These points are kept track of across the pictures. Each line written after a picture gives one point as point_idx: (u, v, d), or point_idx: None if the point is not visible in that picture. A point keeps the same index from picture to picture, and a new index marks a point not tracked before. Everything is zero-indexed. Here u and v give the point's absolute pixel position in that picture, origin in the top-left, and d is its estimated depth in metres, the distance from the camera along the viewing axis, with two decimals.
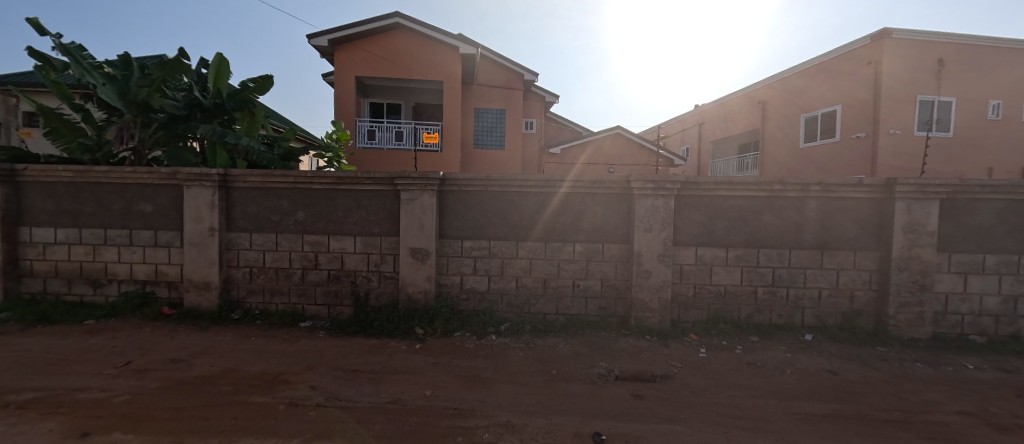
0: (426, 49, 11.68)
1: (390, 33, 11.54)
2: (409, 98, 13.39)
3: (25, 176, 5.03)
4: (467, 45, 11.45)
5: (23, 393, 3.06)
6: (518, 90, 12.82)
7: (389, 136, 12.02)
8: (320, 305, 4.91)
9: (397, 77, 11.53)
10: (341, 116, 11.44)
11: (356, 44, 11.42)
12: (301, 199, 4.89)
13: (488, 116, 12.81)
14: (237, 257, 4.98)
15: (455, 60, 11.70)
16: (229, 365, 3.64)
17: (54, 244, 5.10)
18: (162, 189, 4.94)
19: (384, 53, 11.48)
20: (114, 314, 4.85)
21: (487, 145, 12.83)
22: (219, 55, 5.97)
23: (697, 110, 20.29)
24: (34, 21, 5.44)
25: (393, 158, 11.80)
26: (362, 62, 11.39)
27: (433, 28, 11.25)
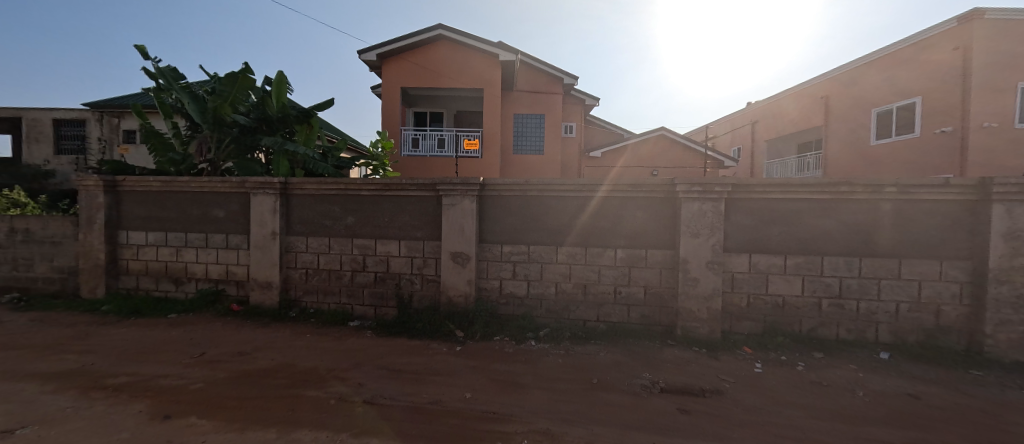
0: (468, 58, 11.94)
1: (433, 45, 11.91)
2: (454, 106, 13.71)
3: (124, 186, 5.75)
4: (508, 52, 11.57)
5: (119, 377, 3.49)
6: (557, 94, 12.75)
7: (432, 144, 12.36)
8: (367, 306, 5.14)
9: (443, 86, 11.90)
10: (387, 126, 11.98)
11: (401, 57, 11.91)
12: (351, 205, 5.17)
13: (527, 121, 12.87)
14: (295, 259, 5.34)
15: (495, 67, 11.88)
16: (286, 359, 3.92)
17: (145, 245, 5.76)
18: (232, 197, 5.43)
19: (427, 64, 11.87)
20: (192, 310, 5.39)
21: (526, 150, 12.86)
22: (280, 72, 6.48)
23: (748, 108, 19.15)
24: (141, 47, 6.24)
25: (435, 165, 12.17)
26: (408, 74, 11.88)
27: (474, 37, 11.46)
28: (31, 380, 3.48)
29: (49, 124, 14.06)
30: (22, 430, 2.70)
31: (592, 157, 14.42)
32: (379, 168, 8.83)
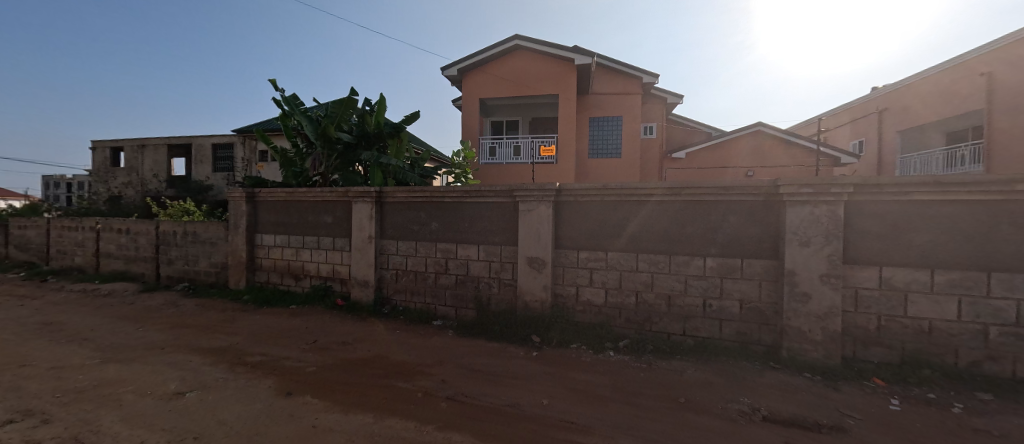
0: (544, 66, 11.82)
1: (511, 56, 12.07)
2: (531, 113, 13.72)
3: (259, 196, 6.84)
4: (582, 55, 11.11)
5: (254, 357, 4.15)
6: (636, 94, 12.03)
7: (508, 152, 12.48)
8: (449, 306, 5.40)
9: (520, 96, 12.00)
10: (466, 136, 12.40)
11: (480, 70, 12.30)
12: (435, 211, 5.49)
13: (605, 125, 12.36)
14: (387, 261, 5.82)
15: (570, 73, 11.51)
16: (380, 352, 4.30)
17: (273, 246, 6.78)
18: (338, 205, 6.14)
19: (504, 74, 12.06)
20: (308, 302, 6.21)
21: (604, 154, 12.36)
22: (381, 97, 7.17)
23: (869, 95, 16.14)
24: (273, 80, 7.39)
25: (512, 172, 12.26)
26: (487, 86, 12.22)
27: (551, 45, 11.29)
28: (194, 353, 4.31)
29: (209, 146, 17.41)
30: (188, 394, 3.36)
31: (675, 159, 13.30)
32: (459, 176, 9.18)
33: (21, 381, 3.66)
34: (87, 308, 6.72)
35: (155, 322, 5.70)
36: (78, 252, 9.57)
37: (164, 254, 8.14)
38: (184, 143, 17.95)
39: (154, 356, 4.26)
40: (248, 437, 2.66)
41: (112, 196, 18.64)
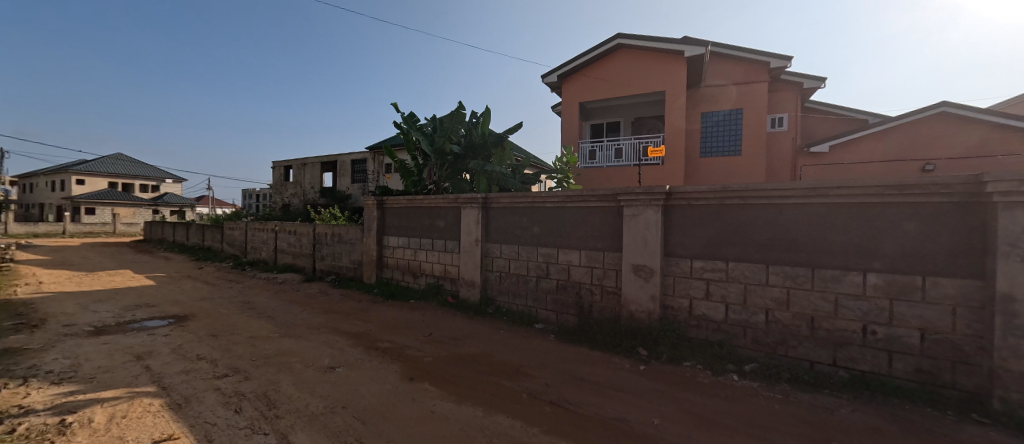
0: (648, 63, 11.10)
1: (612, 56, 11.65)
2: (636, 113, 12.87)
3: (387, 203, 7.86)
4: (695, 46, 10.21)
5: (383, 344, 4.98)
6: (762, 81, 10.43)
7: (609, 154, 11.89)
8: (550, 311, 5.39)
9: (620, 96, 11.45)
10: (566, 140, 12.27)
11: (581, 74, 12.12)
12: (537, 216, 5.57)
13: (721, 119, 11.01)
14: (491, 263, 6.05)
15: (679, 66, 10.60)
16: (486, 350, 4.50)
17: (396, 247, 7.74)
18: (449, 210, 6.70)
19: (606, 76, 11.68)
20: (423, 298, 6.92)
21: (719, 151, 10.97)
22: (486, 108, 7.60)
23: None
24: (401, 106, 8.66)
25: (616, 176, 11.65)
26: (587, 89, 11.96)
27: (657, 39, 10.63)
28: (339, 337, 5.32)
29: (348, 163, 20.20)
30: (337, 369, 4.28)
31: (813, 153, 10.96)
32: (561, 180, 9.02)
33: (232, 346, 5.15)
34: (267, 292, 8.49)
35: (311, 308, 6.98)
36: (263, 247, 12.11)
37: (317, 251, 9.78)
38: (331, 162, 21.19)
39: (313, 336, 5.41)
40: (380, 416, 3.17)
41: (280, 206, 22.84)
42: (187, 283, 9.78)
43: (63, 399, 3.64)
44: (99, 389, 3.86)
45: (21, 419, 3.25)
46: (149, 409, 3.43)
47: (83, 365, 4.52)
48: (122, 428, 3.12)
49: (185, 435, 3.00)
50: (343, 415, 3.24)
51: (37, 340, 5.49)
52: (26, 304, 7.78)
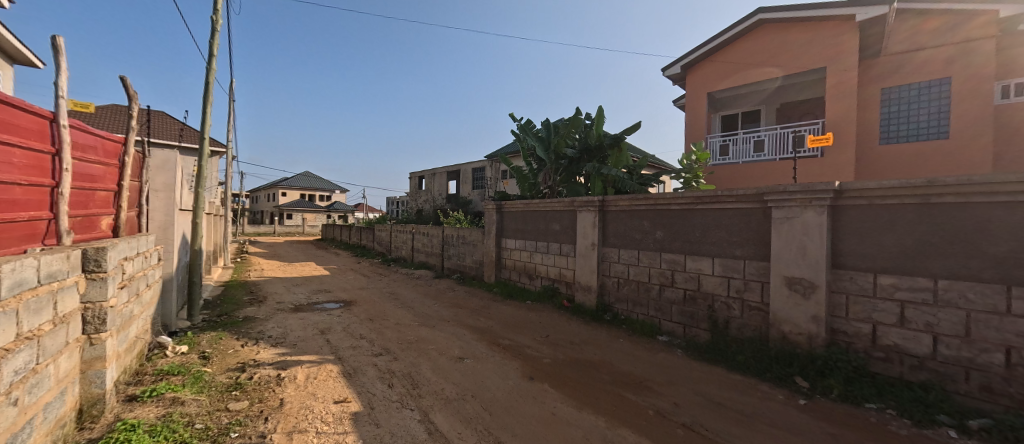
0: (801, 37, 9.46)
1: (752, 35, 10.24)
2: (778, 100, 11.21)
3: (505, 207, 8.36)
4: (874, 7, 8.30)
5: (504, 340, 5.20)
6: (987, 39, 7.81)
7: (746, 148, 10.22)
8: (676, 323, 5.00)
9: (755, 81, 10.13)
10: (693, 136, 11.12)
11: (711, 60, 10.96)
12: (661, 220, 5.26)
13: (914, 95, 8.61)
14: (608, 269, 5.95)
15: (846, 35, 8.79)
16: (606, 359, 4.37)
17: (513, 249, 8.14)
18: (565, 214, 6.84)
19: (743, 58, 10.33)
20: (539, 300, 7.12)
21: (912, 138, 8.62)
22: (601, 108, 7.46)
23: None
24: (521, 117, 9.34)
25: (756, 173, 9.90)
26: (718, 76, 10.74)
27: (814, 6, 8.94)
28: (466, 329, 5.72)
29: (470, 171, 21.64)
30: (466, 359, 4.61)
31: None
32: (690, 180, 8.12)
33: (384, 328, 5.97)
34: (405, 284, 9.64)
35: (441, 301, 7.67)
36: (404, 247, 13.80)
37: (446, 251, 10.74)
38: (453, 171, 22.96)
39: (444, 326, 5.97)
40: (505, 410, 3.42)
41: (413, 210, 25.56)
42: (347, 274, 11.65)
43: (281, 358, 4.85)
44: (302, 353, 4.99)
45: (255, 369, 4.49)
46: (329, 374, 4.32)
47: (290, 334, 5.84)
48: (314, 386, 4.05)
49: (354, 399, 3.73)
50: (472, 403, 3.58)
51: (263, 312, 7.24)
52: (252, 284, 10.31)
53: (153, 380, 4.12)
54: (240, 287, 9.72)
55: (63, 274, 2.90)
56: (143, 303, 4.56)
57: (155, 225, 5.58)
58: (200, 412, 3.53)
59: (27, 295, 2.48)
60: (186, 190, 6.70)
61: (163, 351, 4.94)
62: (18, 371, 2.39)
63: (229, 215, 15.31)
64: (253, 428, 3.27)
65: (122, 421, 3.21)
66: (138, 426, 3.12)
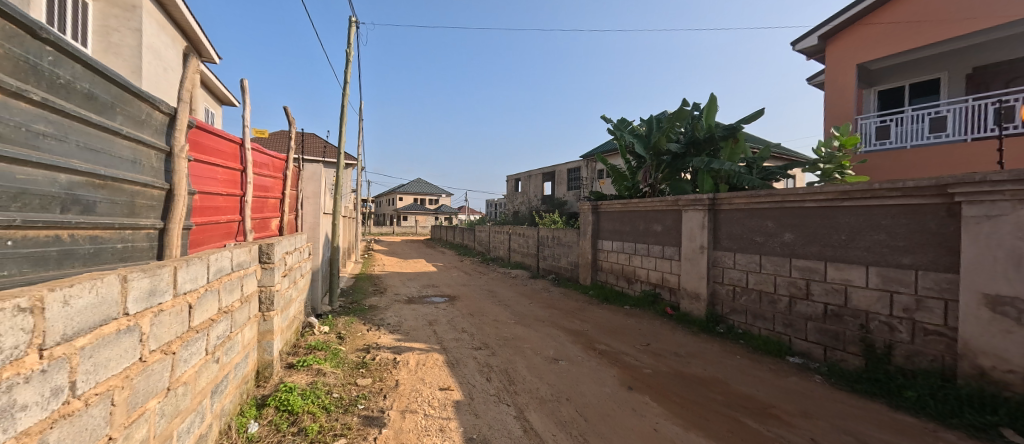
0: None
1: None
2: (970, 61, 8.84)
3: (601, 207, 8.10)
4: None
5: (601, 345, 4.96)
6: None
7: (917, 129, 8.37)
8: (812, 343, 4.31)
9: (910, 49, 8.51)
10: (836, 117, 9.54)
11: (858, 26, 9.28)
12: (790, 219, 4.62)
13: None
14: (722, 275, 5.43)
15: None
16: (720, 375, 3.92)
17: (609, 251, 7.82)
18: (668, 213, 6.40)
19: (906, 18, 8.54)
20: (638, 306, 6.71)
21: None
22: (710, 95, 6.78)
23: None
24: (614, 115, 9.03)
25: (933, 158, 8.02)
26: (869, 43, 9.05)
27: None
28: (560, 330, 5.59)
29: (565, 172, 21.51)
30: (560, 361, 4.46)
31: None
32: (829, 173, 6.79)
33: (484, 323, 6.16)
34: (503, 283, 9.87)
35: (537, 300, 7.66)
36: (501, 247, 14.25)
37: (540, 251, 10.78)
38: (548, 172, 23.03)
39: (540, 325, 5.96)
40: (601, 418, 3.22)
41: (511, 212, 26.28)
42: (450, 271, 12.40)
43: (396, 343, 5.27)
44: (413, 341, 5.35)
45: (376, 352, 4.93)
46: (436, 362, 4.55)
47: (404, 322, 6.31)
48: (423, 371, 4.28)
49: (456, 388, 3.86)
50: (567, 406, 3.44)
51: (384, 302, 7.99)
52: (375, 277, 11.56)
53: (304, 352, 4.76)
54: (366, 279, 10.95)
55: (247, 263, 3.46)
56: (298, 287, 5.33)
57: (307, 226, 6.57)
58: (337, 383, 3.97)
59: (224, 279, 2.98)
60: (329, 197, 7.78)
61: (312, 329, 5.67)
62: (219, 337, 2.89)
63: (358, 217, 17.47)
64: (375, 402, 3.61)
65: (282, 384, 3.74)
66: (294, 389, 3.58)
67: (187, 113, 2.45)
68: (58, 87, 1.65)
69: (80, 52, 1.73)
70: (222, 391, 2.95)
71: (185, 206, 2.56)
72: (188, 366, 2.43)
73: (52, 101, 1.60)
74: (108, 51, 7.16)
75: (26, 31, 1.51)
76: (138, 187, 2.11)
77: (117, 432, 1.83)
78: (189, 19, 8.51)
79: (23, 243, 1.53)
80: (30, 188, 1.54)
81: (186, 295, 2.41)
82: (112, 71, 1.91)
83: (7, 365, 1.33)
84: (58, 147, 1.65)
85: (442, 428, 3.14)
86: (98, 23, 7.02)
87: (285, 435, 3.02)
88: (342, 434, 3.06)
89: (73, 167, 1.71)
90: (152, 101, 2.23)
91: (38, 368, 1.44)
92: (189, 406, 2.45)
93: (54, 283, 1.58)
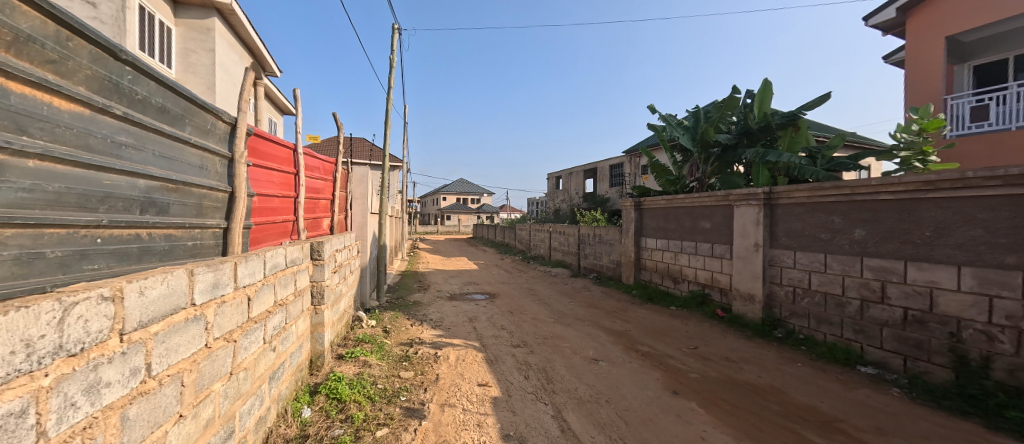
0: None
1: None
2: None
3: (644, 203, 7.83)
4: None
5: (643, 346, 4.75)
6: None
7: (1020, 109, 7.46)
8: (889, 352, 3.91)
9: (1009, 18, 7.57)
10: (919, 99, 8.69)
11: None
12: (860, 214, 4.23)
13: None
14: (780, 275, 5.06)
15: None
16: (777, 384, 3.64)
17: (653, 249, 7.55)
18: (717, 209, 6.08)
19: None
20: (685, 307, 6.41)
21: None
22: (764, 81, 6.35)
23: None
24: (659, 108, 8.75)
25: None
26: (958, 15, 8.17)
27: None
28: (601, 330, 5.42)
29: (607, 168, 21.05)
30: (601, 362, 4.32)
31: None
32: (909, 159, 6.18)
33: (524, 321, 6.12)
34: (543, 281, 9.77)
35: (577, 299, 7.51)
36: (541, 245, 14.16)
37: (581, 249, 10.60)
38: (590, 169, 22.65)
39: (581, 324, 5.84)
40: (642, 423, 3.06)
41: (552, 211, 26.03)
42: (491, 269, 12.47)
43: (437, 338, 5.32)
44: (453, 337, 5.38)
45: (418, 346, 5.00)
46: (476, 358, 4.54)
47: (445, 319, 6.37)
48: (463, 367, 4.28)
49: (494, 384, 3.82)
50: (607, 408, 3.30)
51: (427, 298, 8.15)
52: (419, 273, 11.85)
53: (352, 344, 4.90)
54: (411, 277, 11.22)
55: (301, 260, 3.59)
56: (348, 282, 5.52)
57: (356, 225, 6.81)
58: (381, 374, 4.05)
59: (279, 274, 3.08)
60: (376, 197, 8.01)
61: (360, 323, 5.85)
62: (275, 327, 2.99)
63: (404, 217, 17.98)
64: (416, 395, 3.63)
65: (332, 373, 3.86)
66: (343, 379, 3.68)
67: (247, 121, 2.54)
68: (136, 102, 1.74)
69: (155, 71, 1.82)
70: (279, 377, 3.07)
71: (246, 208, 2.65)
72: (248, 353, 2.53)
73: (131, 115, 1.69)
74: (188, 71, 7.76)
75: (108, 53, 1.60)
76: (205, 191, 2.19)
77: (187, 411, 1.92)
78: (256, 40, 9.20)
79: (110, 240, 1.62)
80: (114, 193, 1.63)
81: (246, 288, 2.51)
82: (183, 87, 2.00)
83: (92, 347, 1.41)
84: (137, 156, 1.74)
85: (479, 424, 3.11)
86: (180, 47, 7.68)
87: (333, 421, 3.10)
88: (385, 423, 3.10)
89: (151, 173, 1.79)
90: (218, 112, 2.32)
91: (120, 350, 1.52)
92: (250, 389, 2.55)
93: (133, 274, 1.67)
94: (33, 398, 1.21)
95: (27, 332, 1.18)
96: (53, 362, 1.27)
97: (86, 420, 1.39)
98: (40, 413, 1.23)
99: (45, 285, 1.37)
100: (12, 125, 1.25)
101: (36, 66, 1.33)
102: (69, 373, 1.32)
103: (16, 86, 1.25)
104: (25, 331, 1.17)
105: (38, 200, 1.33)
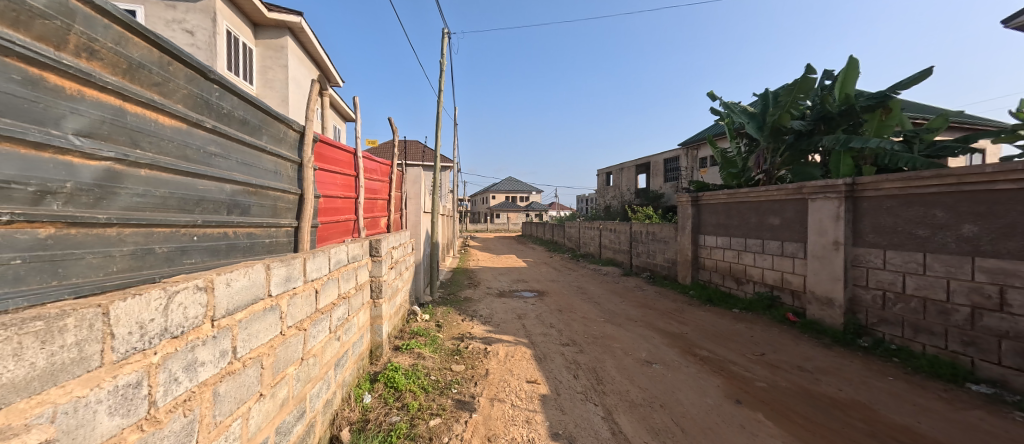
0: None
1: None
2: None
3: (702, 198, 7.40)
4: None
5: (702, 350, 4.48)
6: None
7: None
8: (1010, 368, 3.39)
9: None
10: None
11: None
12: (970, 208, 3.70)
13: None
14: (866, 277, 4.55)
15: None
16: (861, 398, 3.28)
17: (713, 247, 7.12)
18: (789, 204, 5.60)
19: None
20: (751, 309, 5.98)
21: None
22: (848, 60, 5.72)
23: None
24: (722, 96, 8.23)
25: None
26: None
27: None
28: (656, 332, 5.19)
29: (661, 162, 20.23)
30: (655, 364, 4.12)
31: None
32: None
33: (575, 319, 6.00)
34: (592, 280, 9.56)
35: (629, 299, 7.26)
36: (591, 242, 13.88)
37: (633, 247, 10.23)
38: (642, 163, 21.87)
39: (634, 324, 5.62)
40: (701, 432, 2.86)
41: (602, 208, 25.42)
42: (540, 266, 12.41)
43: (487, 334, 5.35)
44: (503, 333, 5.38)
45: (469, 341, 5.06)
46: (525, 355, 4.50)
47: (495, 315, 6.40)
48: (513, 362, 4.27)
49: (543, 382, 3.76)
50: (661, 413, 3.13)
51: (478, 294, 8.26)
52: (469, 270, 12.04)
53: (407, 337, 5.06)
54: (462, 273, 11.43)
55: (361, 256, 3.72)
56: (403, 277, 5.69)
57: (410, 223, 7.03)
58: (434, 366, 4.14)
59: (342, 269, 3.21)
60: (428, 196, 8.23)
61: (414, 317, 6.03)
62: (339, 318, 3.12)
63: (455, 215, 18.36)
64: (467, 388, 3.66)
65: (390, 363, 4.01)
66: (399, 369, 3.80)
67: (314, 129, 2.65)
68: (223, 116, 1.86)
69: (238, 86, 1.93)
70: (344, 365, 3.21)
71: (313, 207, 2.77)
72: (317, 341, 2.66)
73: (219, 127, 1.80)
74: (265, 86, 8.34)
75: (200, 74, 1.71)
76: (279, 193, 2.30)
77: (266, 390, 2.04)
78: (323, 54, 9.79)
79: (203, 238, 1.73)
80: (207, 196, 1.74)
81: (314, 281, 2.62)
82: (261, 100, 2.11)
83: (190, 330, 1.51)
84: (224, 164, 1.86)
85: (528, 420, 3.06)
86: (261, 64, 8.28)
87: (391, 408, 3.20)
88: (438, 413, 3.15)
89: (235, 179, 1.90)
90: (289, 122, 2.43)
91: (211, 334, 1.62)
92: (318, 374, 2.69)
93: (223, 268, 1.78)
94: (146, 373, 1.33)
95: (139, 316, 1.28)
96: (160, 342, 1.37)
97: (186, 394, 1.50)
98: (151, 386, 1.34)
99: (155, 276, 1.47)
100: (127, 141, 1.37)
101: (146, 88, 1.45)
102: (172, 352, 1.43)
103: (130, 106, 1.37)
104: (138, 315, 1.27)
105: (149, 203, 1.45)
